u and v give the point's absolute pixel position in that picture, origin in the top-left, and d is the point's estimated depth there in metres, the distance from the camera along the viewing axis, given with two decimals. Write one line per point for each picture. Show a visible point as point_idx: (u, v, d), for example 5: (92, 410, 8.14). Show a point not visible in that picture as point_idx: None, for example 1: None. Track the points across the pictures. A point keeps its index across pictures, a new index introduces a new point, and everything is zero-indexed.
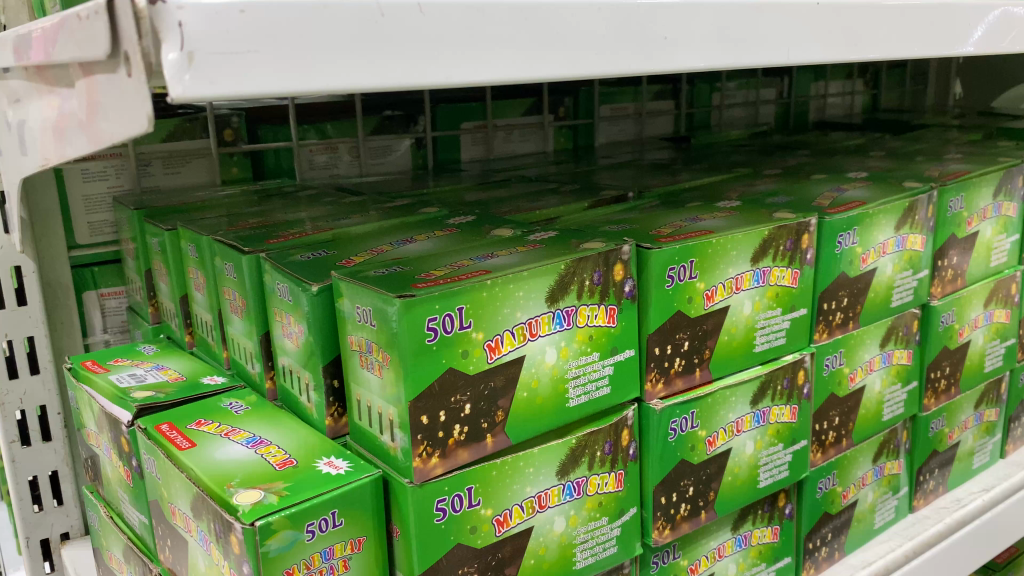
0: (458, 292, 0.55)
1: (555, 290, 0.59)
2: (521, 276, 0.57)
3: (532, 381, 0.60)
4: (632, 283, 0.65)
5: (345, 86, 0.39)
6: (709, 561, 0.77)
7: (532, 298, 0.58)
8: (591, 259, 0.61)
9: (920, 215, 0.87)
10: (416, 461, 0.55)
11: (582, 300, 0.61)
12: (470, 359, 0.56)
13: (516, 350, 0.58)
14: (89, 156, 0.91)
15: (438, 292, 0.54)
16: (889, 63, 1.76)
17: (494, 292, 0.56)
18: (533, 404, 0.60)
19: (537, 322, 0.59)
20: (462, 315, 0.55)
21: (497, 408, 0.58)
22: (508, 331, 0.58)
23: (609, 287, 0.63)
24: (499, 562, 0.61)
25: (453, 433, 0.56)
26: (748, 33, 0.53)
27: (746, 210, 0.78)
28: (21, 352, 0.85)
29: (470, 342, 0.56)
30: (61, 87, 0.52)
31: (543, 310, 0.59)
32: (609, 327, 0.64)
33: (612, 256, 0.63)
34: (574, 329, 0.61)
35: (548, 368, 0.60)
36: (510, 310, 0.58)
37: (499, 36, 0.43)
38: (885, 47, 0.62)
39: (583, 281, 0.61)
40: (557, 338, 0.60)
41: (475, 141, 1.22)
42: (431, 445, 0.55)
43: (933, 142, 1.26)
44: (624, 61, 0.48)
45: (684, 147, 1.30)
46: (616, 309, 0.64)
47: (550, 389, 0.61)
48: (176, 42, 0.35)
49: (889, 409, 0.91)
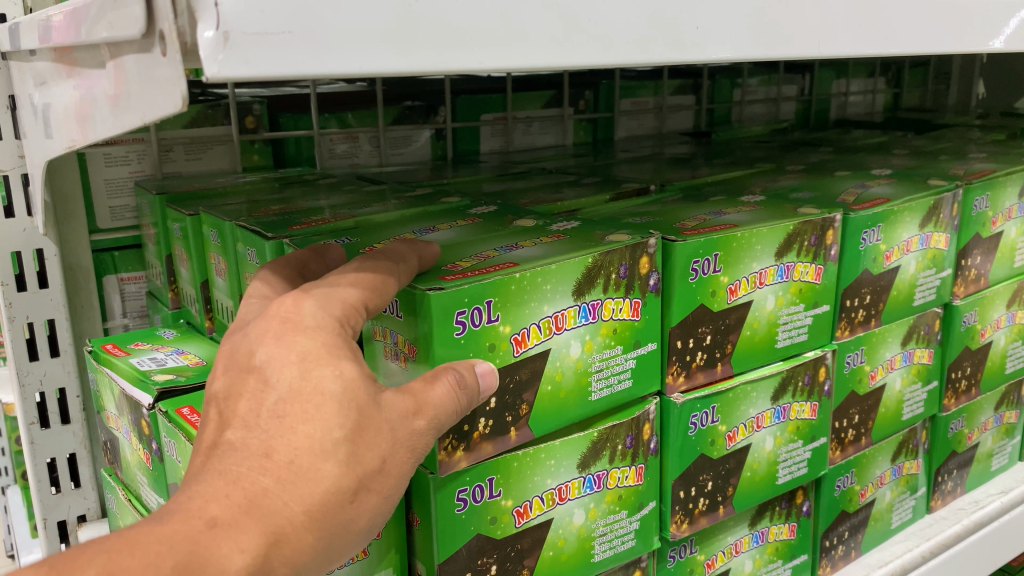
0: (486, 286, 0.54)
1: (582, 284, 0.59)
2: (549, 269, 0.57)
3: (557, 374, 0.59)
4: (656, 277, 0.64)
5: (379, 70, 0.39)
6: (726, 557, 0.77)
7: (559, 292, 0.58)
8: (618, 253, 0.61)
9: (945, 214, 0.86)
10: (441, 455, 0.54)
11: (607, 294, 0.61)
12: (496, 353, 0.56)
13: (542, 344, 0.58)
14: (113, 140, 0.91)
15: (467, 286, 0.53)
16: (912, 62, 1.74)
17: (522, 285, 0.56)
18: (557, 397, 0.60)
19: (563, 315, 0.59)
20: (490, 309, 0.55)
21: (522, 401, 0.58)
22: (534, 324, 0.57)
23: (634, 281, 0.63)
24: (518, 553, 0.61)
25: (478, 427, 0.56)
26: (779, 28, 0.53)
27: (770, 205, 0.77)
28: (42, 334, 0.84)
29: (497, 335, 0.55)
30: (89, 69, 0.52)
31: (570, 304, 0.59)
32: (633, 320, 0.63)
33: (638, 250, 0.62)
34: (599, 323, 0.61)
35: (572, 362, 0.60)
36: (537, 304, 0.57)
37: (532, 23, 0.43)
38: (918, 41, 0.61)
39: (609, 276, 0.61)
40: (582, 332, 0.60)
41: (495, 132, 1.21)
42: (455, 439, 0.55)
43: (956, 141, 1.25)
44: (656, 51, 0.48)
45: (704, 142, 1.29)
46: (640, 302, 0.63)
47: (574, 382, 0.60)
48: (211, 21, 0.35)
49: (909, 409, 0.91)
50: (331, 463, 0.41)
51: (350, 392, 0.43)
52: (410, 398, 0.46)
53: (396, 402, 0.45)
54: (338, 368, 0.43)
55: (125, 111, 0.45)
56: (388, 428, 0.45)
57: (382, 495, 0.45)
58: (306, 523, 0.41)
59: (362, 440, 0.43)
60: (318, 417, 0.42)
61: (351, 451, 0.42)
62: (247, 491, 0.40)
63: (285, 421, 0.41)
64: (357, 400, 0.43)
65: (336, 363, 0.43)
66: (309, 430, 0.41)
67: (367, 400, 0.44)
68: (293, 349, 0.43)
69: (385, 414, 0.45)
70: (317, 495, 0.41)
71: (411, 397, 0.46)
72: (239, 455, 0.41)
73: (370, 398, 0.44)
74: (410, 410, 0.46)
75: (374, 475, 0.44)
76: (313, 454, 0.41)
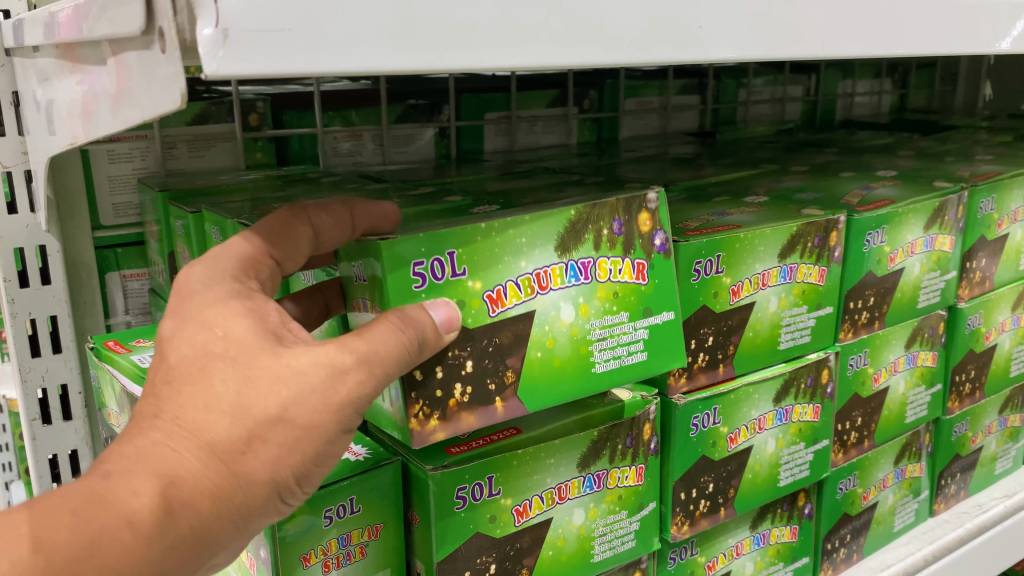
0: (447, 235, 0.52)
1: (565, 239, 0.56)
2: (520, 221, 0.55)
3: (548, 340, 0.56)
4: (661, 236, 0.62)
5: (378, 68, 0.39)
6: (727, 558, 0.76)
7: (537, 247, 0.55)
8: (607, 207, 0.58)
9: (949, 216, 0.86)
10: (414, 423, 0.52)
11: (600, 252, 0.58)
12: (468, 312, 0.53)
13: (523, 305, 0.55)
14: (115, 136, 0.91)
15: (424, 234, 0.51)
16: (919, 63, 1.73)
17: (489, 236, 0.53)
18: (551, 366, 0.57)
19: (547, 274, 0.56)
20: (455, 261, 0.53)
21: (506, 368, 0.55)
22: (512, 281, 0.54)
23: (633, 239, 0.60)
24: (517, 552, 0.60)
25: (454, 394, 0.53)
26: (783, 28, 0.52)
27: (774, 206, 0.77)
28: (43, 331, 0.84)
29: (466, 292, 0.53)
30: (91, 66, 0.52)
31: (553, 261, 0.56)
32: (639, 286, 0.61)
33: (635, 203, 0.59)
34: (594, 284, 0.58)
35: (566, 327, 0.57)
36: (513, 259, 0.55)
37: (533, 22, 0.42)
38: (923, 42, 0.61)
39: (599, 231, 0.58)
40: (574, 294, 0.57)
41: (499, 131, 1.20)
42: (429, 406, 0.52)
43: (962, 143, 1.24)
44: (658, 50, 0.47)
45: (709, 143, 1.29)
46: (645, 265, 0.61)
47: (570, 351, 0.58)
48: (210, 18, 0.35)
49: (913, 411, 0.90)
50: (221, 412, 0.42)
51: (237, 344, 0.43)
52: (325, 344, 0.44)
53: (305, 349, 0.44)
54: (227, 325, 0.44)
55: (126, 109, 0.45)
56: (291, 375, 0.43)
57: (295, 445, 0.44)
58: (205, 470, 0.42)
59: (254, 387, 0.43)
60: (203, 371, 0.43)
61: (240, 399, 0.42)
62: (139, 444, 0.42)
63: (174, 381, 0.43)
64: (245, 349, 0.43)
65: (227, 320, 0.44)
66: (193, 384, 0.43)
67: (261, 348, 0.43)
68: (190, 311, 0.45)
69: (286, 360, 0.43)
70: (201, 442, 0.42)
71: (325, 344, 0.44)
72: (139, 418, 0.43)
73: (266, 347, 0.43)
74: (320, 356, 0.44)
75: (278, 424, 0.43)
76: (198, 405, 0.42)
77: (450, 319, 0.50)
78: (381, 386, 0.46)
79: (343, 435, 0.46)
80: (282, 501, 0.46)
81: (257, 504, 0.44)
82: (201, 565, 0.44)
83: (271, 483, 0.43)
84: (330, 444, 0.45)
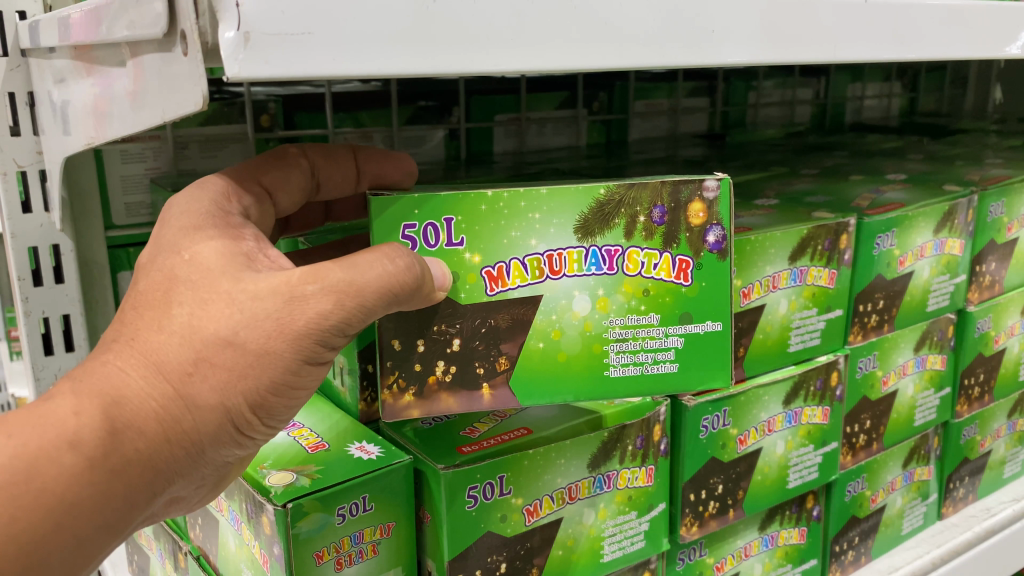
0: (447, 202, 0.52)
1: (588, 221, 0.53)
2: (538, 195, 0.53)
3: (553, 331, 0.54)
4: (717, 232, 0.55)
5: (396, 71, 0.39)
6: (736, 560, 0.77)
7: (554, 224, 0.53)
8: (649, 190, 0.54)
9: (959, 219, 0.86)
10: (386, 393, 0.53)
11: (632, 241, 0.54)
12: (462, 286, 0.53)
13: (529, 287, 0.53)
14: (128, 137, 0.92)
15: (417, 197, 0.51)
16: (929, 66, 1.73)
17: (496, 207, 0.52)
18: (554, 359, 0.54)
19: (561, 256, 0.53)
20: (452, 229, 0.52)
21: (499, 353, 0.54)
22: (516, 259, 0.53)
23: (677, 230, 0.54)
24: (528, 552, 0.61)
25: (434, 371, 0.53)
26: (795, 32, 0.53)
27: (783, 209, 0.77)
28: (56, 329, 0.84)
29: (462, 264, 0.52)
30: (109, 67, 0.52)
31: (573, 243, 0.53)
32: (679, 286, 0.55)
33: (687, 189, 0.54)
34: (620, 276, 0.54)
35: (577, 321, 0.54)
36: (520, 235, 0.53)
37: (549, 25, 0.43)
38: (934, 47, 0.61)
39: (634, 216, 0.54)
40: (591, 284, 0.54)
41: (508, 133, 1.21)
42: (404, 378, 0.53)
43: (972, 147, 1.24)
44: (671, 53, 0.48)
45: (718, 145, 1.29)
46: (691, 265, 0.55)
47: (580, 347, 0.54)
48: (232, 22, 0.36)
49: (922, 414, 0.90)
50: (173, 336, 0.43)
51: (199, 267, 0.44)
52: (289, 271, 0.44)
53: (264, 275, 0.44)
54: (195, 248, 0.45)
55: (145, 109, 0.46)
56: (246, 298, 0.43)
57: (245, 371, 0.44)
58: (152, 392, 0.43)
59: (208, 309, 0.43)
60: (166, 294, 0.44)
61: (192, 320, 0.43)
62: (98, 366, 0.44)
63: (138, 307, 0.45)
64: (205, 272, 0.44)
65: (197, 244, 0.46)
66: (154, 305, 0.44)
67: (220, 271, 0.44)
68: (167, 234, 0.47)
69: (243, 284, 0.44)
70: (152, 361, 0.43)
71: (287, 272, 0.44)
72: (107, 342, 0.45)
73: (226, 271, 0.44)
74: (280, 283, 0.43)
75: (227, 347, 0.43)
76: (156, 325, 0.44)
77: (443, 276, 0.51)
78: (347, 318, 0.45)
79: (306, 368, 0.45)
80: (243, 432, 0.46)
81: (210, 430, 0.45)
82: (155, 487, 0.45)
83: (220, 407, 0.44)
84: (289, 375, 0.45)
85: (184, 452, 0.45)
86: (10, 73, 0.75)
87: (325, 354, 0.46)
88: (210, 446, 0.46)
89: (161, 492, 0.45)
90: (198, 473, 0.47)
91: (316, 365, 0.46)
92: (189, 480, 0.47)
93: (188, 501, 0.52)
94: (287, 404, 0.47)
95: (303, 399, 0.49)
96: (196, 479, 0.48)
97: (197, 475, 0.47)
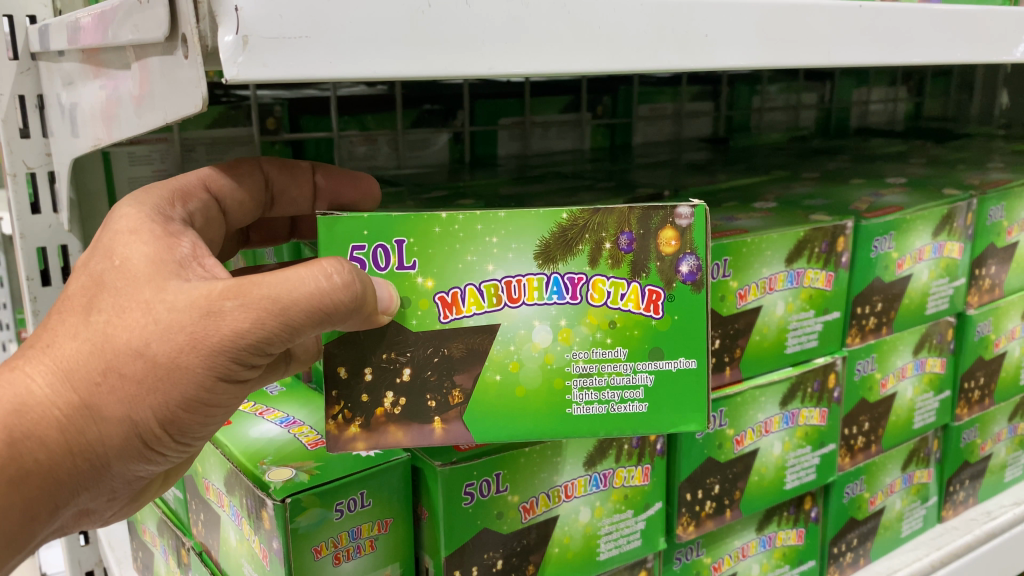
0: (398, 221, 0.49)
1: (550, 247, 0.49)
2: (495, 217, 0.49)
3: (511, 364, 0.50)
4: (691, 262, 0.50)
5: (391, 75, 0.40)
6: (733, 560, 0.77)
7: (512, 249, 0.49)
8: (616, 215, 0.49)
9: (958, 223, 0.86)
10: (330, 425, 0.49)
11: (597, 269, 0.49)
12: (413, 312, 0.49)
13: (486, 316, 0.49)
14: (136, 139, 0.92)
15: (366, 217, 0.48)
16: (934, 71, 1.72)
17: (452, 229, 0.49)
18: (512, 394, 0.50)
19: (521, 283, 0.49)
20: (404, 251, 0.49)
21: (453, 385, 0.50)
22: (472, 285, 0.49)
23: (647, 259, 0.49)
24: (525, 549, 0.61)
25: (382, 403, 0.49)
26: (790, 36, 0.53)
27: (782, 212, 0.78)
28: None
29: (414, 289, 0.49)
30: (116, 71, 0.53)
31: (532, 269, 0.49)
32: (649, 319, 0.50)
33: (658, 215, 0.49)
34: (585, 306, 0.50)
35: (538, 353, 0.50)
36: (477, 259, 0.49)
37: (544, 31, 0.43)
38: (930, 51, 0.61)
39: (600, 242, 0.49)
40: (553, 314, 0.50)
41: (512, 137, 1.21)
42: (350, 410, 0.49)
43: (976, 151, 1.24)
44: (666, 58, 0.48)
45: (721, 149, 1.29)
46: (662, 296, 0.50)
47: (540, 381, 0.50)
48: (232, 26, 0.37)
49: (921, 417, 0.91)
50: (86, 343, 0.46)
51: (125, 273, 0.47)
52: (212, 285, 0.45)
53: (186, 287, 0.46)
54: (125, 254, 0.48)
55: (150, 113, 0.47)
56: (164, 310, 0.45)
57: (154, 385, 0.46)
58: (60, 397, 0.46)
59: (126, 317, 0.46)
60: (90, 299, 0.47)
61: (107, 329, 0.46)
62: (18, 365, 0.48)
63: (63, 309, 0.48)
64: (130, 279, 0.47)
65: (128, 250, 0.48)
66: (76, 310, 0.47)
67: (145, 279, 0.46)
68: (102, 235, 0.49)
69: (163, 295, 0.46)
70: (64, 368, 0.46)
71: (209, 285, 0.46)
72: (33, 341, 0.48)
73: (150, 280, 0.46)
74: (199, 296, 0.45)
75: (138, 359, 0.46)
76: (74, 331, 0.47)
77: (389, 297, 0.47)
78: (267, 335, 0.46)
79: (220, 385, 0.48)
80: (154, 443, 0.49)
81: (119, 437, 0.48)
82: (57, 494, 0.49)
83: (124, 419, 0.47)
84: (201, 392, 0.47)
85: (88, 462, 0.49)
86: (19, 76, 0.75)
87: (242, 371, 0.48)
88: (116, 458, 0.49)
89: (66, 498, 0.49)
90: (105, 481, 0.51)
91: (233, 383, 0.48)
92: (97, 489, 0.51)
93: (100, 509, 0.55)
94: (200, 421, 0.50)
95: (221, 415, 0.51)
96: (105, 487, 0.52)
97: (103, 486, 0.51)
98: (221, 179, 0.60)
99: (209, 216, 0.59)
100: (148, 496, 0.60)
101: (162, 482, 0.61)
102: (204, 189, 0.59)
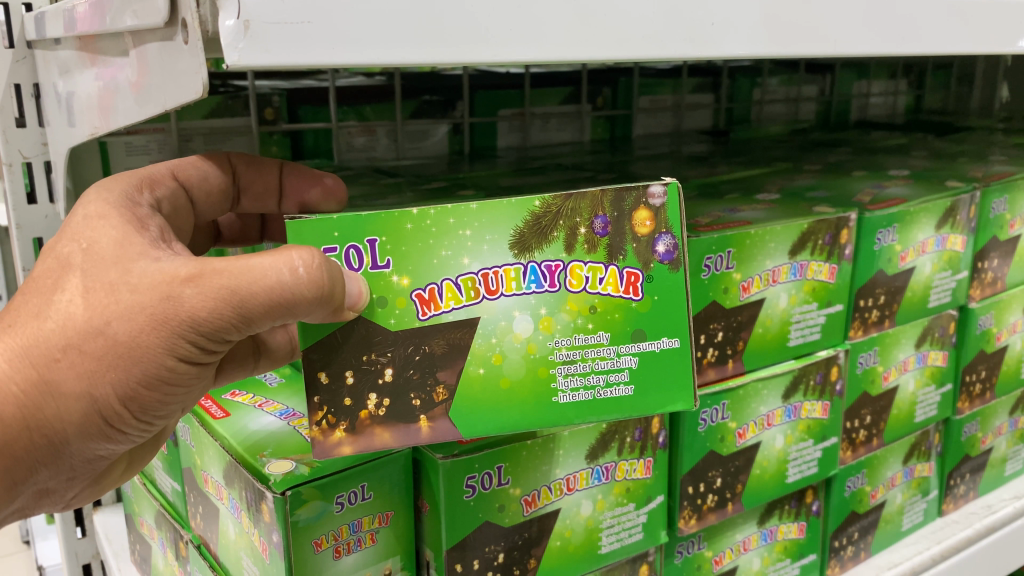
0: (369, 220, 0.47)
1: (525, 236, 0.48)
2: (467, 209, 0.48)
3: (494, 354, 0.49)
4: (668, 241, 0.50)
5: (395, 60, 0.39)
6: (734, 554, 0.77)
7: (487, 241, 0.48)
8: (589, 199, 0.48)
9: (962, 216, 0.86)
10: (314, 430, 0.47)
11: (574, 255, 0.49)
12: (391, 312, 0.48)
13: (464, 310, 0.48)
14: (133, 128, 0.90)
15: (334, 218, 0.47)
16: (935, 64, 1.71)
17: (423, 224, 0.47)
18: (497, 386, 0.49)
19: (497, 275, 0.48)
20: (377, 250, 0.47)
21: (436, 383, 0.48)
22: (448, 280, 0.48)
23: (623, 242, 0.49)
24: (526, 542, 0.61)
25: (366, 405, 0.48)
26: (795, 26, 0.52)
27: (785, 204, 0.77)
28: None
29: (390, 288, 0.47)
30: (112, 58, 0.53)
31: (508, 260, 0.48)
32: (630, 301, 0.50)
33: (630, 196, 0.49)
34: (564, 293, 0.49)
35: (519, 344, 0.49)
36: (452, 253, 0.48)
37: (550, 17, 0.43)
38: (937, 41, 0.60)
39: (574, 228, 0.48)
40: (533, 304, 0.49)
41: (512, 128, 1.20)
42: (333, 414, 0.48)
43: (977, 144, 1.24)
44: (670, 46, 0.47)
45: (723, 141, 1.29)
46: (641, 278, 0.50)
47: (524, 371, 0.49)
48: (232, 10, 0.36)
49: (922, 411, 0.90)
50: (49, 322, 0.46)
51: (91, 254, 0.46)
52: (177, 269, 0.46)
53: (151, 268, 0.46)
54: (93, 238, 0.47)
55: (148, 102, 0.46)
56: (126, 291, 0.45)
57: (114, 362, 0.46)
58: (18, 373, 0.46)
59: (89, 297, 0.46)
60: (55, 280, 0.47)
61: (69, 309, 0.46)
62: None
63: (28, 287, 0.48)
64: (95, 260, 0.46)
65: (96, 234, 0.47)
66: (40, 290, 0.47)
67: (111, 260, 0.46)
68: (73, 217, 0.49)
69: (128, 276, 0.46)
70: (25, 344, 0.46)
71: (175, 268, 0.46)
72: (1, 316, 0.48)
73: (116, 260, 0.46)
74: (162, 279, 0.45)
75: (98, 337, 0.46)
76: (36, 310, 0.46)
77: (359, 294, 0.46)
78: (226, 321, 0.46)
79: (181, 365, 0.48)
80: (112, 421, 0.50)
81: (76, 414, 0.48)
82: (15, 469, 0.49)
83: (82, 394, 0.47)
84: (161, 371, 0.48)
85: (46, 439, 0.49)
86: (16, 65, 0.74)
87: (203, 353, 0.48)
88: (75, 435, 0.49)
89: (24, 476, 0.50)
90: (64, 459, 0.51)
91: (194, 363, 0.49)
92: (56, 466, 0.51)
93: (61, 491, 0.55)
94: (161, 399, 0.50)
95: (184, 394, 0.52)
96: (64, 466, 0.52)
97: (62, 464, 0.51)
98: (192, 167, 0.60)
99: (177, 204, 0.58)
100: (110, 481, 0.61)
101: (125, 468, 0.63)
102: (174, 178, 0.59)
